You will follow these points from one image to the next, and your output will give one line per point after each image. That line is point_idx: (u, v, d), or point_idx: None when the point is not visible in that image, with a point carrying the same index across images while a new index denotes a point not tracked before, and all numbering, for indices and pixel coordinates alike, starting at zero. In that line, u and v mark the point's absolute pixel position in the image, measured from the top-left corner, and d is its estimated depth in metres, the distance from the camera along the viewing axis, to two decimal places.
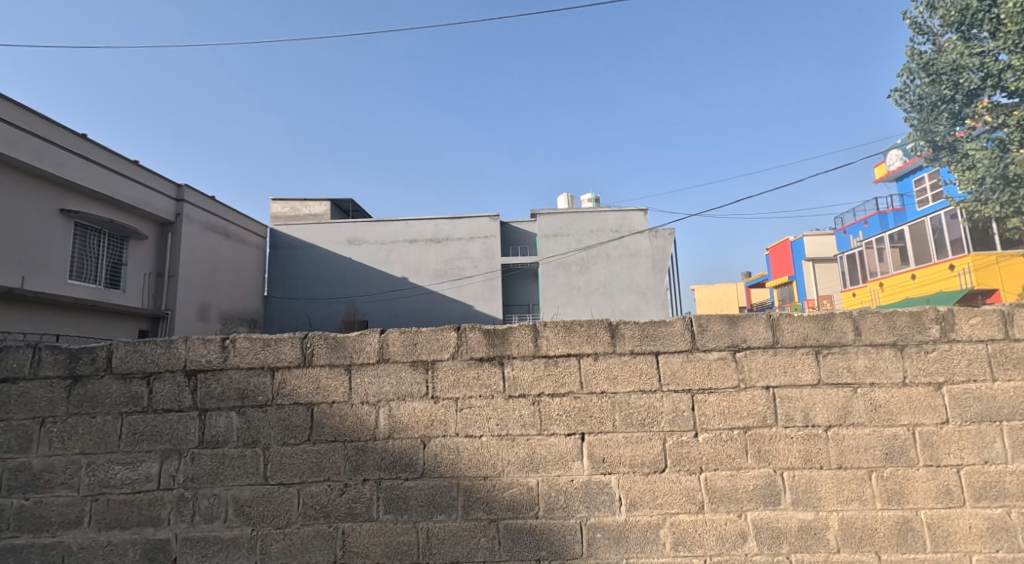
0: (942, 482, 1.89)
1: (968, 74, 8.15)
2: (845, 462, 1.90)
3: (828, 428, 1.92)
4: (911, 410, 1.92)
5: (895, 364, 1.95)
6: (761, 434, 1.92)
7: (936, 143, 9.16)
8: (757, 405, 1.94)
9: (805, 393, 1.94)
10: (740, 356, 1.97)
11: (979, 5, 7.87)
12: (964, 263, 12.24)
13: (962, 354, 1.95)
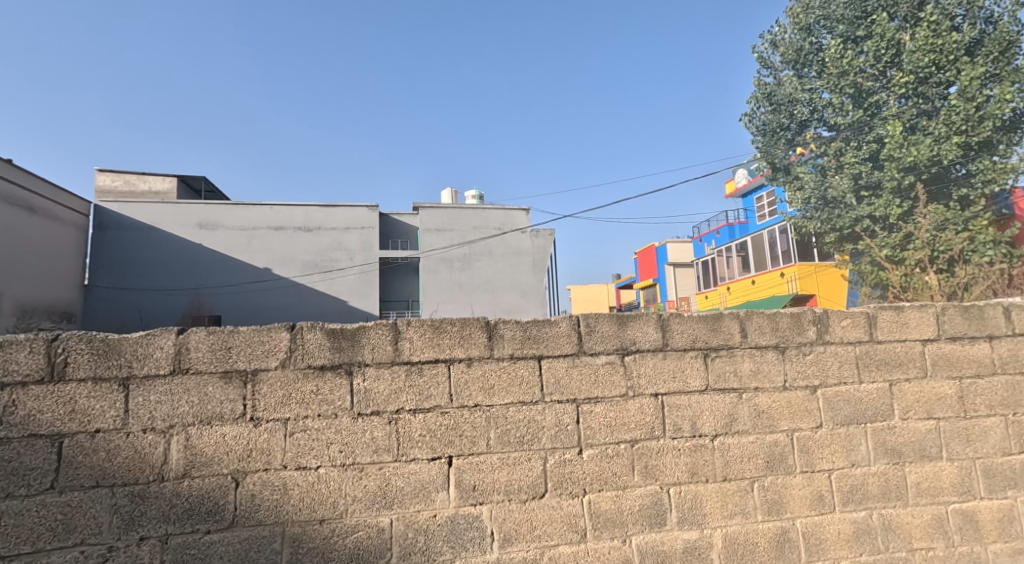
0: (816, 488, 1.91)
1: (800, 106, 9.00)
2: (729, 473, 1.86)
3: (714, 438, 1.87)
4: (790, 415, 1.93)
5: (777, 367, 1.95)
6: (648, 448, 1.82)
7: (774, 165, 9.62)
8: (646, 415, 1.84)
9: (694, 401, 1.88)
10: (629, 360, 1.86)
11: (810, 48, 8.89)
12: (791, 272, 13.67)
13: (834, 356, 2.00)
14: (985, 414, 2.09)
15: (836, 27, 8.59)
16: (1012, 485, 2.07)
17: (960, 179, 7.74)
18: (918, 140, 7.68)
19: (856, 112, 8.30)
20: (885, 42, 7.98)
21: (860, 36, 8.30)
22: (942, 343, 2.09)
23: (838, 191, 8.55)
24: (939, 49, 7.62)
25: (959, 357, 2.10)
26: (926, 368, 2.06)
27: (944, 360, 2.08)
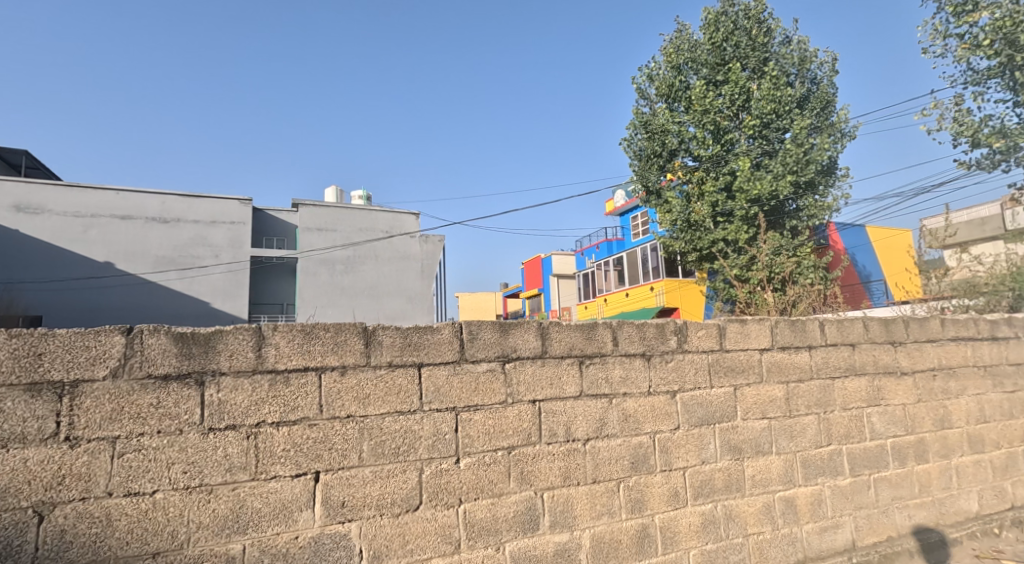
0: (673, 486, 2.14)
1: (670, 136, 12.34)
2: (599, 475, 2.00)
3: (586, 442, 2.00)
4: (653, 419, 2.15)
5: (643, 373, 2.16)
6: (524, 454, 1.88)
7: (648, 186, 13.09)
8: (523, 422, 1.89)
9: (568, 406, 1.98)
10: (510, 367, 1.90)
11: (678, 85, 12.38)
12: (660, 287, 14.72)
13: (691, 363, 2.29)
14: (804, 413, 2.56)
15: (700, 70, 12.28)
16: (822, 474, 2.55)
17: (792, 213, 12.19)
18: (759, 176, 11.74)
19: (713, 148, 11.99)
20: (735, 93, 11.84)
21: (719, 79, 12.12)
22: (773, 352, 2.53)
23: (700, 217, 12.11)
24: (776, 102, 11.73)
25: (787, 365, 2.56)
26: (761, 374, 2.47)
27: (776, 367, 2.52)
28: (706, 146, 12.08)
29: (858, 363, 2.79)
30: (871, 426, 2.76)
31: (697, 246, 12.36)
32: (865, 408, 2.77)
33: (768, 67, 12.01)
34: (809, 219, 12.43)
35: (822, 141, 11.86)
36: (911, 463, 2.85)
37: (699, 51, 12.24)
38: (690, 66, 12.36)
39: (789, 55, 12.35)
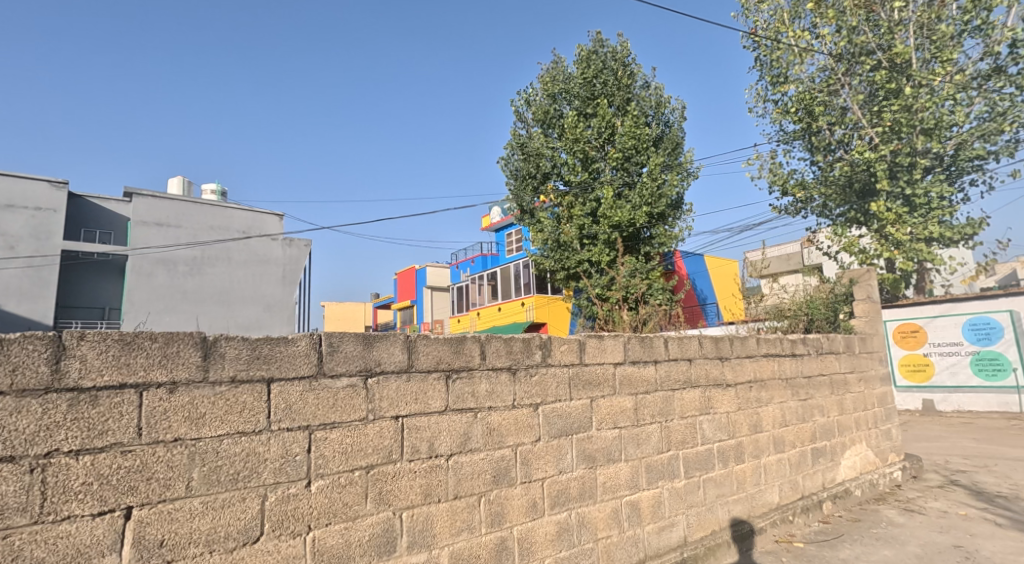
0: (531, 498, 2.98)
1: (544, 160, 15.43)
2: (459, 492, 2.66)
3: (448, 457, 2.64)
4: (516, 432, 2.97)
5: (507, 387, 2.97)
6: (381, 475, 2.38)
7: (522, 206, 16.16)
8: (386, 439, 2.42)
9: (433, 420, 2.60)
10: (371, 383, 2.41)
11: (552, 113, 15.51)
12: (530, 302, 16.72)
13: (554, 375, 3.26)
14: (649, 420, 3.96)
15: (573, 103, 15.43)
16: (660, 469, 3.98)
17: (646, 240, 15.67)
18: (621, 206, 14.82)
19: (583, 175, 15.10)
20: (602, 126, 14.97)
21: (590, 111, 15.28)
22: (626, 366, 3.84)
23: (569, 238, 15.04)
24: (638, 137, 14.97)
25: (634, 380, 3.91)
26: (615, 387, 3.71)
27: (626, 379, 3.81)
28: (575, 173, 15.14)
29: (693, 375, 4.52)
30: (701, 433, 4.50)
31: (564, 264, 15.30)
32: (698, 416, 4.50)
33: (630, 106, 15.28)
34: (659, 246, 15.77)
35: (672, 178, 15.62)
36: (731, 463, 4.82)
37: (571, 85, 15.37)
38: (564, 97, 15.49)
39: (648, 98, 15.86)
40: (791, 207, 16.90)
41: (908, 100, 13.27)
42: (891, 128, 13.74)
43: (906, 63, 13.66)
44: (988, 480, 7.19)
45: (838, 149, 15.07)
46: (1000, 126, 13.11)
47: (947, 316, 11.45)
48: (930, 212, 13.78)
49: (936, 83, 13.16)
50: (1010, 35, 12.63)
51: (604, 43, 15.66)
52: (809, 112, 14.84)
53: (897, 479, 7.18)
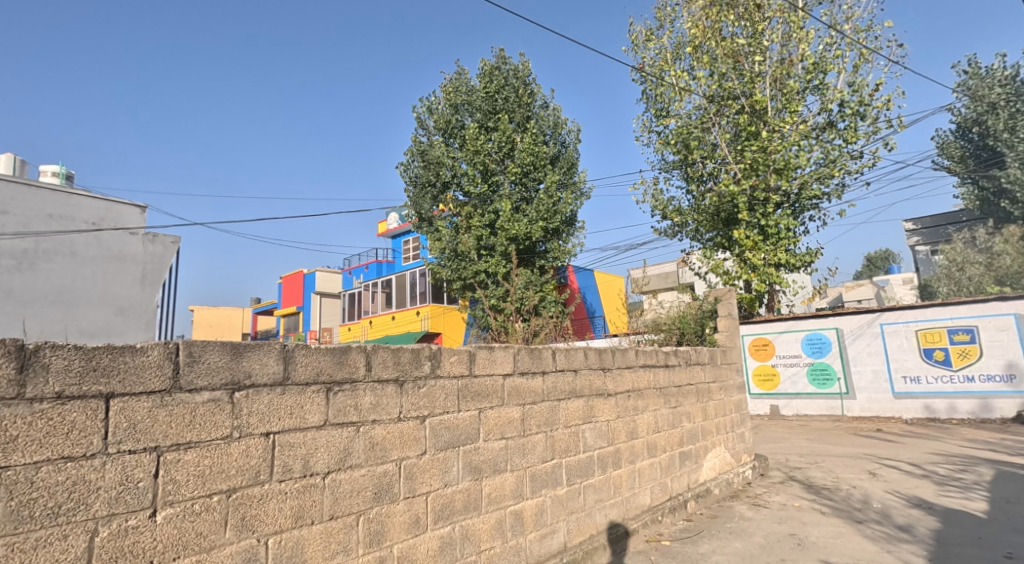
0: (413, 513, 2.91)
1: (444, 169, 15.29)
2: (335, 510, 2.54)
3: (324, 476, 2.52)
4: (400, 446, 2.89)
5: (393, 400, 2.88)
6: (246, 498, 2.23)
7: (420, 214, 15.88)
8: (253, 459, 2.27)
9: (310, 436, 2.48)
10: (238, 397, 2.24)
11: (454, 122, 15.39)
12: (425, 311, 16.52)
13: (442, 388, 3.20)
14: (535, 430, 4.01)
15: (475, 114, 15.42)
16: (543, 476, 4.04)
17: (542, 253, 16.06)
18: (518, 219, 15.05)
19: (482, 187, 15.16)
20: (503, 141, 15.11)
21: (491, 124, 15.36)
22: (515, 377, 3.86)
23: (466, 248, 14.99)
24: (537, 156, 15.34)
25: (522, 390, 3.93)
26: (503, 398, 3.71)
27: (515, 390, 3.84)
28: (475, 185, 15.16)
29: (577, 385, 4.66)
30: (583, 441, 4.65)
31: (461, 275, 15.23)
32: (580, 425, 4.65)
33: (530, 123, 15.56)
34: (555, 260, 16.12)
35: (567, 197, 16.08)
36: (609, 469, 5.01)
37: (474, 97, 15.37)
38: (466, 108, 15.46)
39: (547, 118, 16.24)
40: (670, 230, 18.00)
41: (765, 142, 14.74)
42: (750, 166, 15.19)
43: (762, 111, 15.31)
44: (819, 476, 8.09)
45: (709, 181, 16.45)
46: (830, 171, 14.97)
47: (790, 331, 13.71)
48: (777, 242, 15.36)
49: (786, 129, 14.81)
50: (839, 97, 15.18)
51: (507, 60, 15.83)
52: (685, 145, 16.21)
53: (748, 477, 7.82)
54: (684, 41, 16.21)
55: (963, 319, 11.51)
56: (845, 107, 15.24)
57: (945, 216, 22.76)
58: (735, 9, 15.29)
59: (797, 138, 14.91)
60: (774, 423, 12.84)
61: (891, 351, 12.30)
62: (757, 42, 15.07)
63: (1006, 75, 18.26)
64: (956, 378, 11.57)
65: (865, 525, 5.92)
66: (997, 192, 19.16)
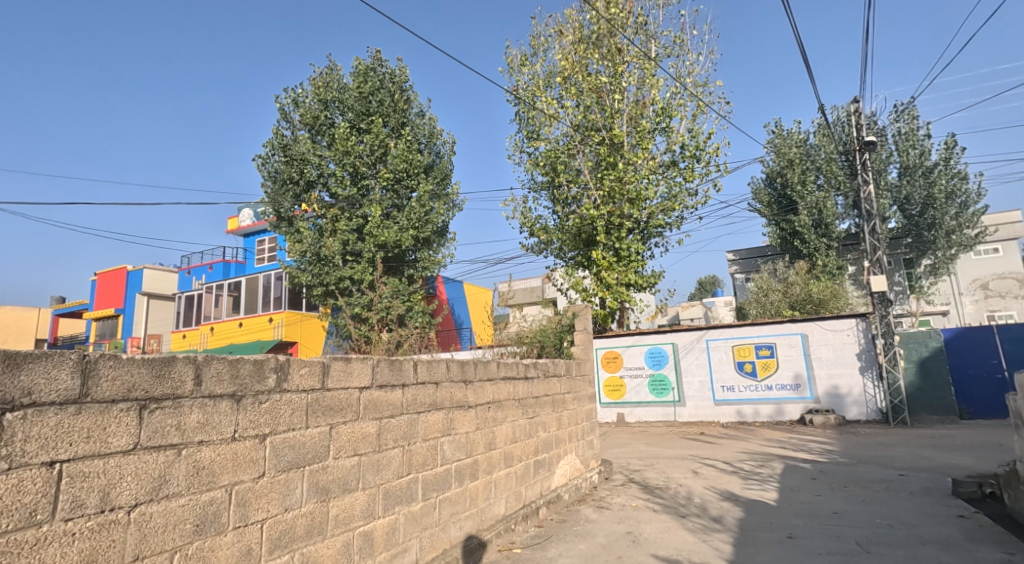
0: (245, 543, 2.55)
1: (310, 167, 14.37)
2: (142, 550, 2.12)
3: (130, 510, 2.10)
4: (232, 469, 2.53)
5: (227, 418, 2.51)
6: (13, 545, 1.77)
7: (279, 213, 14.76)
8: (30, 494, 1.82)
9: (114, 462, 2.07)
10: (11, 420, 1.79)
11: (324, 119, 14.51)
12: (279, 318, 15.43)
13: (288, 402, 2.90)
14: (391, 445, 3.81)
15: (347, 114, 14.68)
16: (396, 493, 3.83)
17: (412, 262, 15.80)
18: (388, 226, 14.64)
19: (352, 189, 14.48)
20: (375, 145, 14.60)
21: (363, 126, 14.72)
22: (372, 389, 3.63)
23: (330, 252, 14.27)
24: (411, 164, 15.02)
25: (380, 403, 3.72)
26: (358, 412, 3.46)
27: (372, 403, 3.61)
28: (343, 187, 14.46)
29: (438, 398, 4.57)
30: (441, 454, 4.55)
31: (323, 280, 14.42)
32: (439, 439, 4.55)
33: (405, 130, 15.20)
34: (423, 270, 15.96)
35: (439, 208, 15.95)
36: (467, 481, 4.92)
37: (347, 96, 14.66)
38: (337, 106, 14.69)
39: (422, 127, 16.01)
40: (535, 247, 18.40)
41: (621, 173, 15.74)
42: (609, 194, 16.13)
43: (619, 144, 16.24)
44: (653, 476, 8.57)
45: (573, 205, 17.14)
46: (672, 205, 16.25)
47: (636, 345, 14.62)
48: (628, 264, 16.41)
49: (639, 163, 15.92)
50: (681, 140, 16.65)
51: (383, 63, 15.30)
52: (553, 168, 16.80)
53: (594, 482, 8.02)
54: (555, 71, 16.80)
55: (764, 336, 13.34)
56: (684, 150, 16.73)
57: (755, 249, 25.47)
58: (599, 49, 16.26)
59: (647, 172, 16.07)
60: (619, 429, 13.49)
61: (714, 363, 13.72)
62: (617, 83, 16.02)
63: (798, 139, 21.52)
64: (760, 386, 13.30)
65: (686, 518, 6.40)
66: (790, 234, 21.63)
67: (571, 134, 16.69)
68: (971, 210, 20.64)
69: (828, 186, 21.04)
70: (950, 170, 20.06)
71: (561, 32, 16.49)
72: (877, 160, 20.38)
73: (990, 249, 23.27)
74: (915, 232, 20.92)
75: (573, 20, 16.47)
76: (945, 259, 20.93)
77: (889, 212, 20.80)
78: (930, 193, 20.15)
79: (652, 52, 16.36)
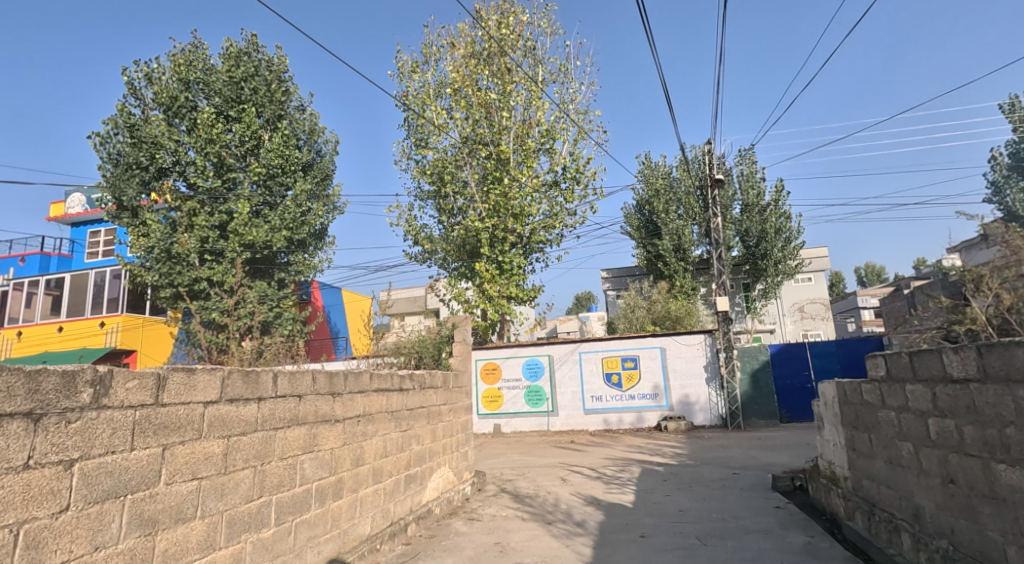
0: None
1: (163, 153, 12.91)
2: None
3: None
4: (23, 504, 2.16)
5: (20, 442, 2.16)
6: None
7: (121, 202, 13.08)
8: None
9: None
10: None
11: (184, 101, 13.05)
12: (114, 323, 13.86)
13: (108, 421, 2.52)
14: (240, 465, 3.44)
15: (213, 98, 13.36)
16: (244, 519, 3.45)
17: (283, 265, 14.83)
18: (257, 225, 13.62)
19: (213, 181, 13.23)
20: (246, 135, 13.46)
21: (231, 114, 13.48)
22: (220, 404, 3.29)
23: (184, 249, 12.91)
24: (285, 160, 14.07)
25: (230, 419, 3.37)
26: (202, 430, 3.11)
27: (218, 419, 3.27)
28: (205, 177, 13.15)
29: (300, 413, 4.20)
30: (301, 473, 4.15)
31: (173, 281, 13.05)
32: (300, 456, 4.15)
33: (282, 123, 14.18)
34: (295, 274, 15.05)
35: (317, 209, 15.09)
36: (328, 501, 4.49)
37: (214, 79, 13.33)
38: (201, 88, 13.29)
39: (302, 122, 15.03)
40: (419, 255, 18.02)
41: (506, 188, 15.84)
42: (495, 208, 16.13)
43: (506, 160, 16.29)
44: (524, 485, 8.48)
45: (458, 216, 16.93)
46: (553, 223, 16.57)
47: (513, 358, 14.56)
48: (510, 277, 16.43)
49: (524, 180, 16.03)
50: (563, 161, 17.06)
51: (258, 48, 14.17)
52: (440, 177, 16.45)
53: (467, 493, 7.74)
54: (445, 81, 16.51)
55: (630, 348, 13.90)
56: (566, 171, 17.17)
57: (626, 268, 26.83)
58: (490, 66, 16.22)
59: (531, 188, 16.21)
60: (495, 440, 13.35)
61: (585, 375, 14.08)
62: (505, 101, 16.10)
63: (663, 171, 22.92)
64: (623, 395, 13.88)
65: (552, 524, 6.36)
66: (654, 256, 22.97)
67: (459, 144, 16.42)
68: (795, 244, 22.71)
69: (686, 217, 22.46)
70: (779, 209, 22.21)
71: (454, 44, 16.26)
72: (724, 198, 22.13)
73: (804, 277, 26.30)
74: (752, 261, 22.95)
75: (465, 35, 16.33)
76: (773, 284, 23.06)
77: (732, 242, 22.70)
78: (764, 228, 22.25)
79: (539, 76, 16.65)
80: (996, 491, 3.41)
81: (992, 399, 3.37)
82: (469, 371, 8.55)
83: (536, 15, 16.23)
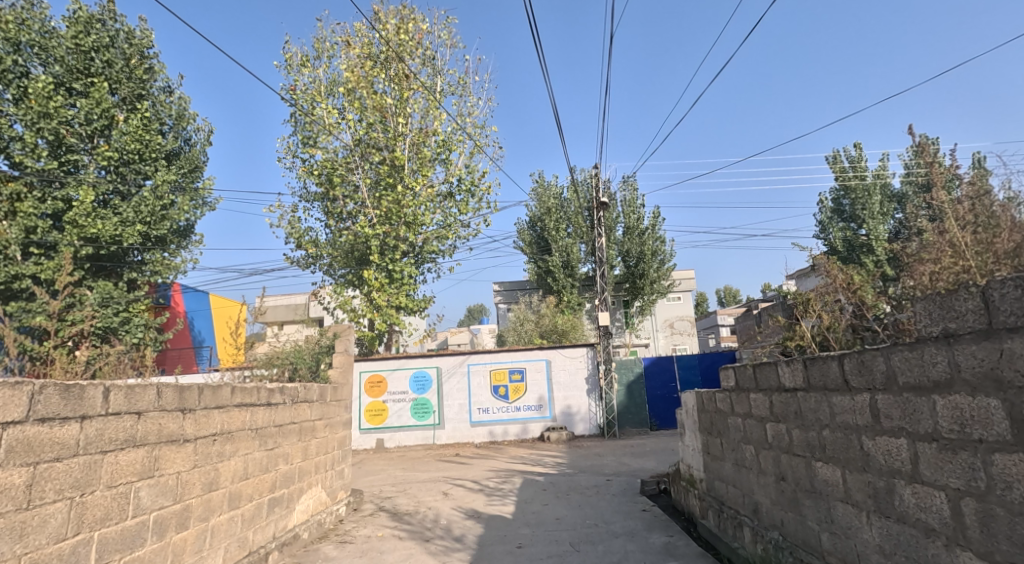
0: None
1: None
2: None
3: None
4: None
5: None
6: None
7: None
8: None
9: None
10: None
11: (12, 66, 11.28)
12: None
13: None
14: (48, 498, 2.86)
15: (52, 67, 11.63)
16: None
17: (134, 264, 13.22)
18: (103, 216, 12.12)
19: (48, 162, 11.55)
20: (94, 112, 11.86)
21: (75, 88, 11.88)
22: (26, 426, 2.75)
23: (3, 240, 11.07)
24: (143, 145, 12.63)
25: (39, 441, 2.83)
26: None
27: (22, 443, 2.73)
28: (34, 157, 11.37)
29: (139, 433, 3.49)
30: (135, 502, 3.43)
31: None
32: (135, 483, 3.44)
33: (142, 104, 12.64)
34: (152, 274, 13.47)
35: (181, 203, 13.60)
36: (169, 533, 3.74)
37: (55, 45, 11.58)
38: (36, 52, 11.49)
39: (168, 105, 13.47)
40: (302, 260, 16.85)
41: (398, 195, 15.15)
42: (386, 214, 15.39)
43: (400, 167, 15.61)
44: (403, 502, 7.87)
45: (347, 220, 16.09)
46: (446, 233, 16.13)
47: (400, 369, 13.83)
48: (400, 287, 15.73)
49: (417, 189, 15.43)
50: (458, 173, 16.68)
51: (116, 16, 12.50)
52: (329, 179, 15.49)
53: (340, 514, 7.00)
54: (338, 80, 15.57)
55: (517, 361, 13.74)
56: (460, 183, 16.81)
57: (517, 282, 26.92)
58: (387, 70, 15.40)
59: (425, 199, 15.71)
60: (376, 456, 12.53)
61: (473, 387, 13.69)
62: (402, 107, 15.40)
63: (554, 191, 23.20)
64: (509, 407, 13.64)
65: (430, 541, 5.87)
66: (545, 271, 23.12)
67: (350, 147, 15.62)
68: (668, 266, 23.88)
69: (575, 235, 22.93)
70: (657, 233, 23.31)
71: (348, 43, 15.30)
72: (608, 220, 22.82)
73: (675, 296, 27.73)
74: (632, 280, 23.78)
75: (362, 35, 15.47)
76: (649, 302, 24.02)
77: (614, 262, 23.42)
78: (643, 250, 23.13)
79: (437, 86, 16.20)
80: (815, 485, 3.44)
81: (814, 405, 3.40)
82: (350, 384, 7.75)
83: (436, 25, 15.84)
